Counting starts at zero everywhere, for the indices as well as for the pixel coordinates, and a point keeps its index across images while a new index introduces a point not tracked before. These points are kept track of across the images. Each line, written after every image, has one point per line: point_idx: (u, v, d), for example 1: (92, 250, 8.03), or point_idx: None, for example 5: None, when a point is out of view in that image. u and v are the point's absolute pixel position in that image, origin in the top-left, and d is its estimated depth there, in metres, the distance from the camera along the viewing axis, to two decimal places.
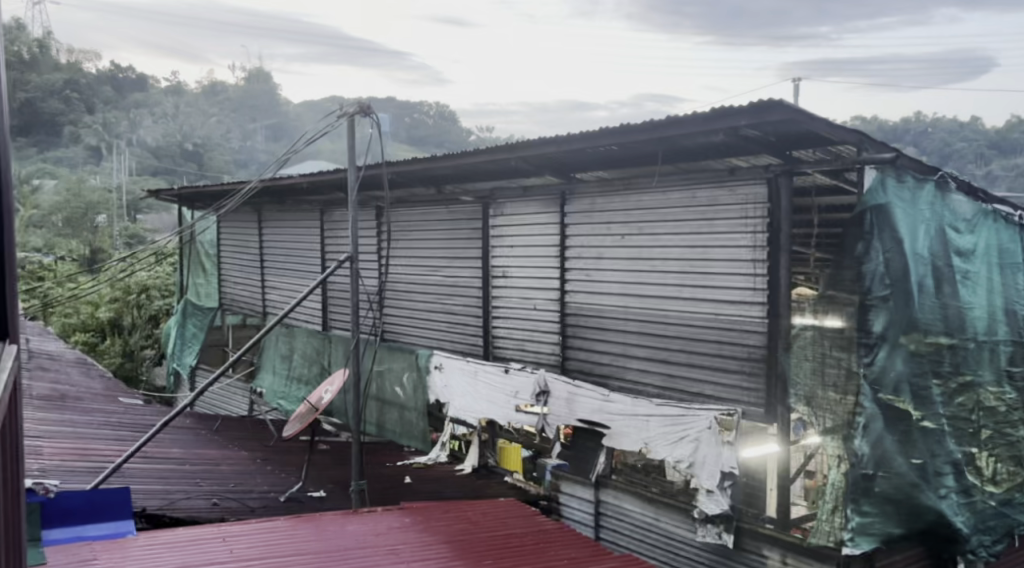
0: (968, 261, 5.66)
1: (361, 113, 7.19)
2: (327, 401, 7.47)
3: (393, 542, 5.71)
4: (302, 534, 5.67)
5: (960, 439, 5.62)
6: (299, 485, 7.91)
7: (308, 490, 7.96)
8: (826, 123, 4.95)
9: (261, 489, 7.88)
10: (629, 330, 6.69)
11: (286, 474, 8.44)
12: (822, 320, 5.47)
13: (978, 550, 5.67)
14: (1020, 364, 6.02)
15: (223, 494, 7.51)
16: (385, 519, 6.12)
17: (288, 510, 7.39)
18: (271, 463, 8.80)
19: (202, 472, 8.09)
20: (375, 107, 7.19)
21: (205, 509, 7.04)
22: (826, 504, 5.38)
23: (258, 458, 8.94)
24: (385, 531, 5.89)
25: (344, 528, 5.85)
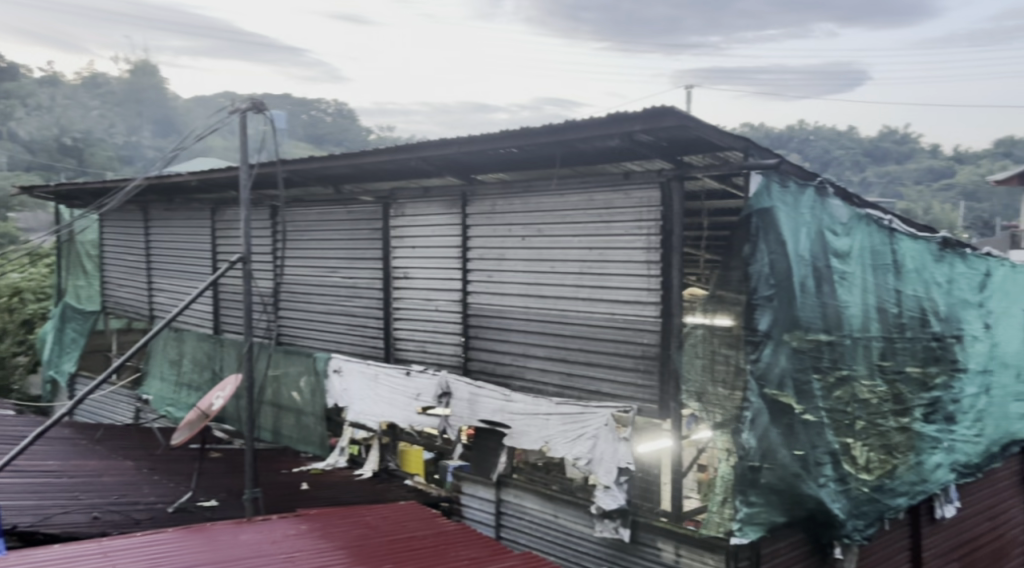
0: (845, 263, 6.10)
1: (254, 109, 7.17)
2: (217, 408, 7.43)
3: (289, 549, 5.77)
4: (192, 546, 5.66)
5: (837, 430, 5.96)
6: (188, 495, 7.82)
7: (198, 499, 7.88)
8: (715, 129, 5.30)
9: (147, 500, 7.77)
10: (530, 330, 6.91)
11: (175, 483, 8.34)
12: (712, 319, 5.92)
13: (853, 534, 5.96)
14: (890, 359, 6.45)
15: (103, 507, 7.39)
16: (280, 527, 6.17)
17: (175, 521, 7.32)
18: (157, 472, 8.67)
19: (80, 485, 7.93)
20: (269, 103, 7.18)
21: (83, 524, 6.92)
22: (717, 496, 5.69)
23: (143, 468, 8.79)
24: (281, 539, 5.94)
25: (237, 537, 5.88)
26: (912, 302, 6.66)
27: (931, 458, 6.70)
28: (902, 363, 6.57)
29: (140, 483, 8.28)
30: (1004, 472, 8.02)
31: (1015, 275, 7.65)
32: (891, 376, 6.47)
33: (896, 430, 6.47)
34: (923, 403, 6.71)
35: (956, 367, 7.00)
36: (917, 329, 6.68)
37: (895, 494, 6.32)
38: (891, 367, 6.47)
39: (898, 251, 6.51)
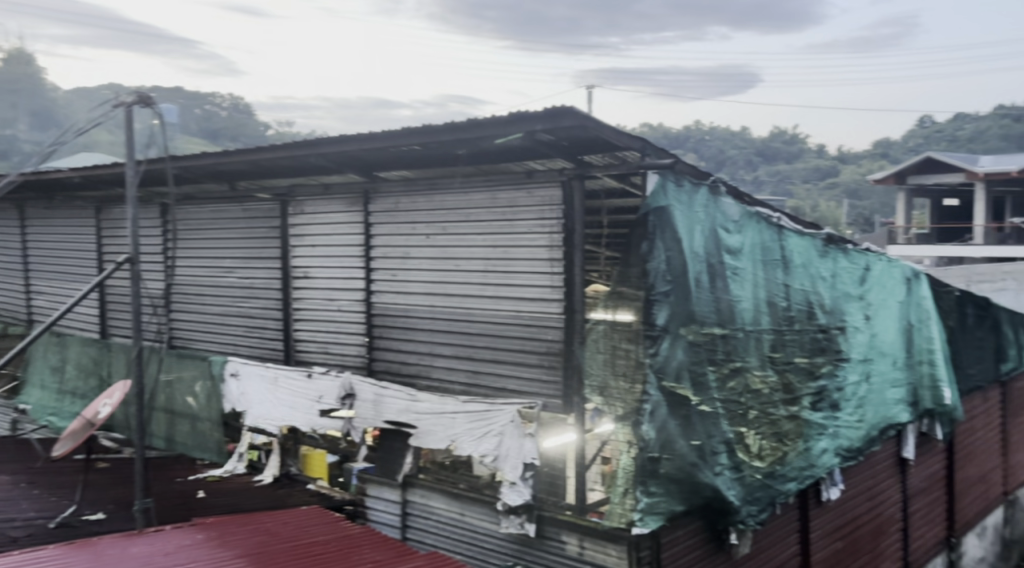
0: (737, 259, 6.40)
1: (140, 103, 7.03)
2: (104, 417, 7.23)
3: (184, 560, 5.70)
4: (79, 562, 5.52)
5: (731, 420, 6.26)
6: (72, 509, 7.58)
7: (83, 513, 7.64)
8: (613, 130, 5.50)
9: (27, 516, 7.49)
10: (436, 329, 7.00)
11: (57, 497, 8.05)
12: (614, 315, 6.06)
13: (747, 520, 6.28)
14: (779, 350, 6.81)
15: None
16: (175, 538, 6.08)
17: (59, 536, 7.09)
18: (38, 486, 8.36)
19: None
20: (155, 96, 7.05)
21: None
22: (619, 487, 5.84)
23: (22, 483, 8.46)
24: (175, 550, 5.86)
25: (128, 551, 5.76)
26: (799, 296, 7.06)
27: (818, 443, 7.13)
28: (791, 354, 6.94)
29: (20, 499, 7.96)
30: (883, 455, 8.56)
31: (891, 269, 8.16)
32: (781, 367, 6.83)
33: (786, 419, 6.84)
34: (810, 392, 7.11)
35: (839, 356, 7.44)
36: (804, 321, 7.08)
37: (785, 480, 6.69)
38: (781, 359, 6.83)
39: (786, 247, 6.87)
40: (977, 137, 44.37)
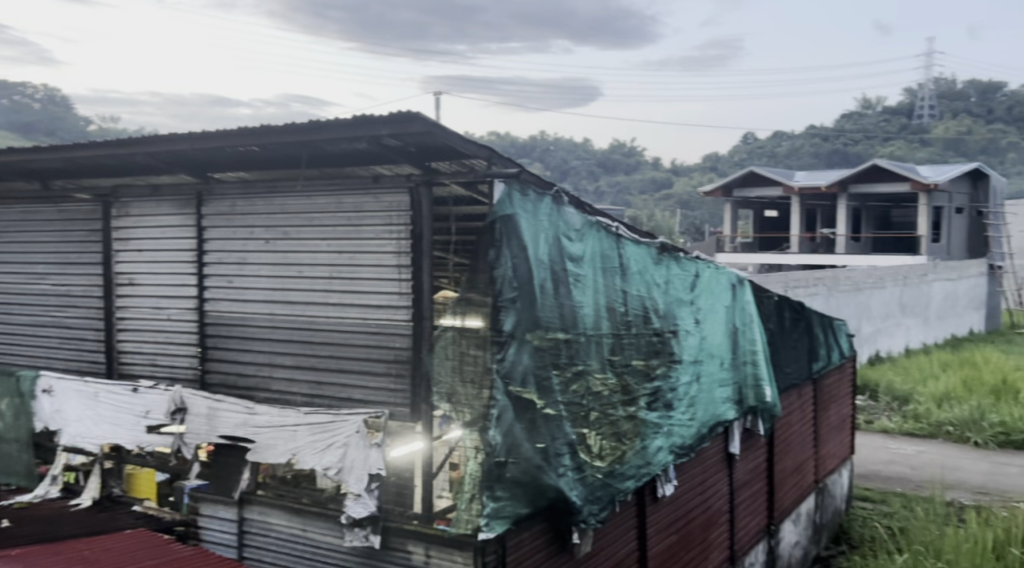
0: (579, 266, 6.52)
1: None
2: None
3: None
4: None
5: (575, 422, 6.36)
6: None
7: None
8: (460, 137, 5.46)
9: None
10: (275, 337, 6.74)
11: None
12: (463, 321, 5.94)
13: (589, 519, 6.36)
14: (618, 353, 6.99)
15: None
16: None
17: None
18: None
19: None
20: None
21: None
22: (465, 493, 5.68)
23: None
24: None
25: None
26: (637, 302, 7.28)
27: (654, 442, 7.36)
28: (629, 356, 7.15)
29: None
30: (713, 450, 8.97)
31: (719, 276, 8.58)
32: (620, 369, 7.01)
33: (625, 418, 7.03)
34: (646, 393, 7.34)
35: (673, 358, 7.74)
36: (641, 326, 7.31)
37: (625, 478, 6.84)
38: (620, 361, 7.02)
39: (624, 255, 7.07)
40: (791, 153, 47.84)
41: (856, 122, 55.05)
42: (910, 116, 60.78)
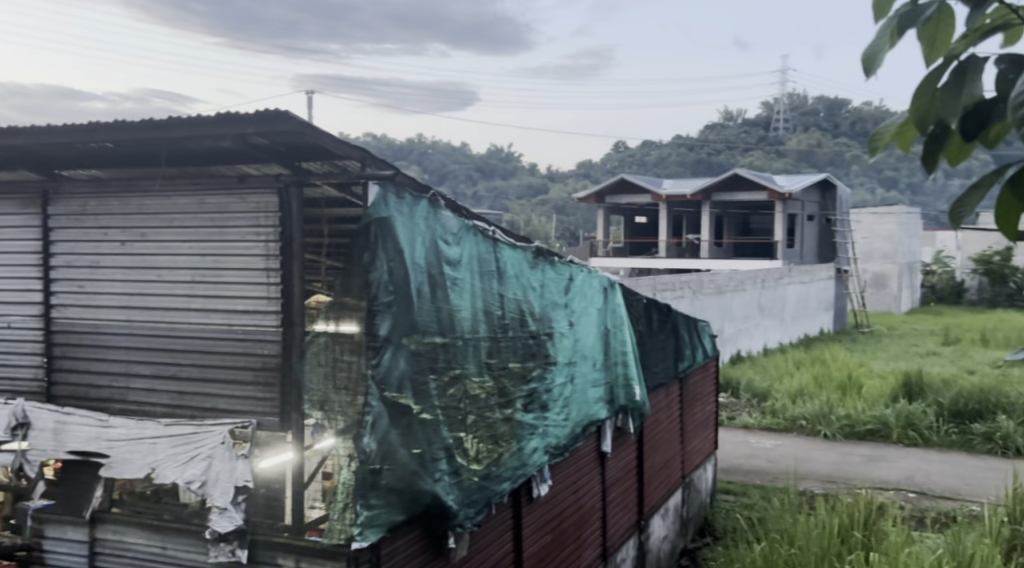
0: (456, 270, 6.46)
1: None
2: None
3: None
4: None
5: (451, 426, 6.24)
6: None
7: None
8: (331, 136, 5.31)
9: None
10: (132, 345, 6.37)
11: None
12: (336, 326, 5.75)
13: (465, 523, 6.19)
14: (495, 356, 6.97)
15: None
16: None
17: None
18: None
19: None
20: None
21: None
22: (337, 502, 5.39)
23: None
24: None
25: None
26: (512, 305, 7.28)
27: (530, 443, 7.33)
28: (505, 359, 7.15)
29: None
30: (586, 448, 9.11)
31: (591, 279, 8.71)
32: (496, 372, 6.99)
33: (501, 421, 6.97)
34: (522, 394, 7.32)
35: (548, 360, 7.79)
36: (517, 328, 7.32)
37: (500, 480, 6.74)
38: (496, 364, 7.00)
39: (500, 258, 7.05)
40: (660, 162, 49.45)
41: (720, 132, 57.44)
42: (768, 128, 63.93)
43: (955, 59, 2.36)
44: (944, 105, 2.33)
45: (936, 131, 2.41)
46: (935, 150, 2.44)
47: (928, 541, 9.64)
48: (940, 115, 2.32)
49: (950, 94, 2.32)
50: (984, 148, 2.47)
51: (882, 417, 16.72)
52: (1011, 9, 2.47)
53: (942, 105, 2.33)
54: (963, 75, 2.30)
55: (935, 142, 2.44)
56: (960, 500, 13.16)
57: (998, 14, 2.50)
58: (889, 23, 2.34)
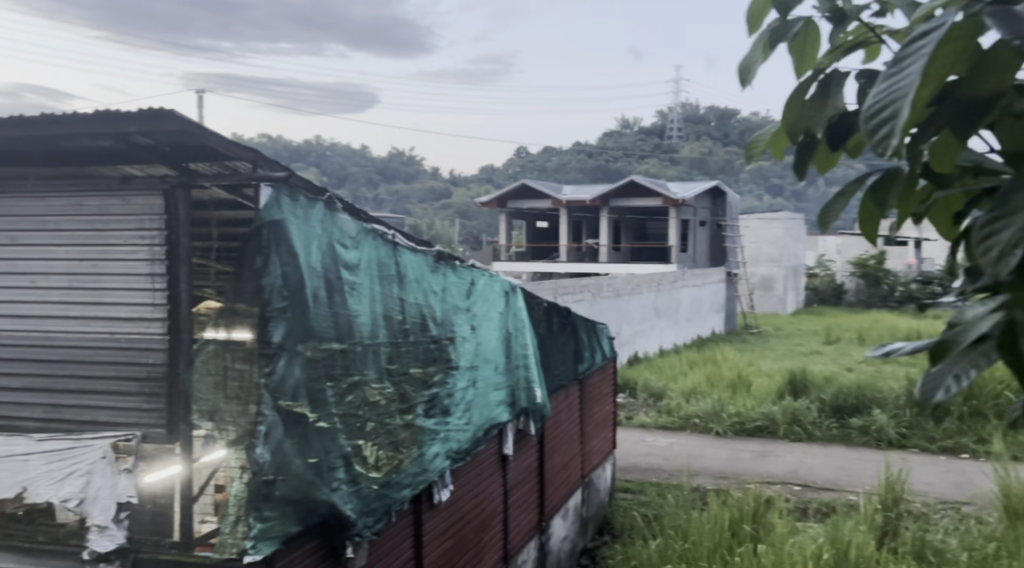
0: (354, 274, 6.20)
1: None
2: None
3: None
4: None
5: (350, 433, 5.92)
6: None
7: None
8: (219, 136, 5.09)
9: None
10: (3, 355, 5.99)
11: None
12: (229, 333, 5.50)
13: (364, 532, 5.85)
14: (395, 361, 6.73)
15: None
16: None
17: None
18: None
19: None
20: None
21: None
22: (229, 515, 5.12)
23: None
24: None
25: None
26: (413, 310, 7.10)
27: (431, 448, 7.12)
28: (407, 364, 6.94)
29: None
30: (487, 452, 9.06)
31: (493, 283, 8.67)
32: (397, 377, 6.75)
33: (401, 427, 6.71)
34: (423, 400, 7.11)
35: (449, 365, 7.66)
36: (418, 333, 7.14)
37: (400, 487, 6.45)
38: (397, 370, 6.77)
39: (399, 262, 6.85)
40: (560, 167, 50.07)
41: (617, 139, 58.60)
42: (662, 135, 65.61)
43: (822, 72, 2.62)
44: (812, 115, 2.60)
45: (806, 141, 2.69)
46: (806, 158, 2.72)
47: (810, 531, 10.02)
48: (808, 123, 2.59)
49: (818, 105, 2.59)
50: (849, 157, 2.74)
51: (770, 414, 17.34)
52: (869, 27, 2.65)
53: (810, 114, 2.59)
54: (828, 87, 2.58)
55: (805, 149, 2.73)
56: (841, 491, 13.75)
57: (858, 32, 2.69)
58: (763, 37, 2.65)
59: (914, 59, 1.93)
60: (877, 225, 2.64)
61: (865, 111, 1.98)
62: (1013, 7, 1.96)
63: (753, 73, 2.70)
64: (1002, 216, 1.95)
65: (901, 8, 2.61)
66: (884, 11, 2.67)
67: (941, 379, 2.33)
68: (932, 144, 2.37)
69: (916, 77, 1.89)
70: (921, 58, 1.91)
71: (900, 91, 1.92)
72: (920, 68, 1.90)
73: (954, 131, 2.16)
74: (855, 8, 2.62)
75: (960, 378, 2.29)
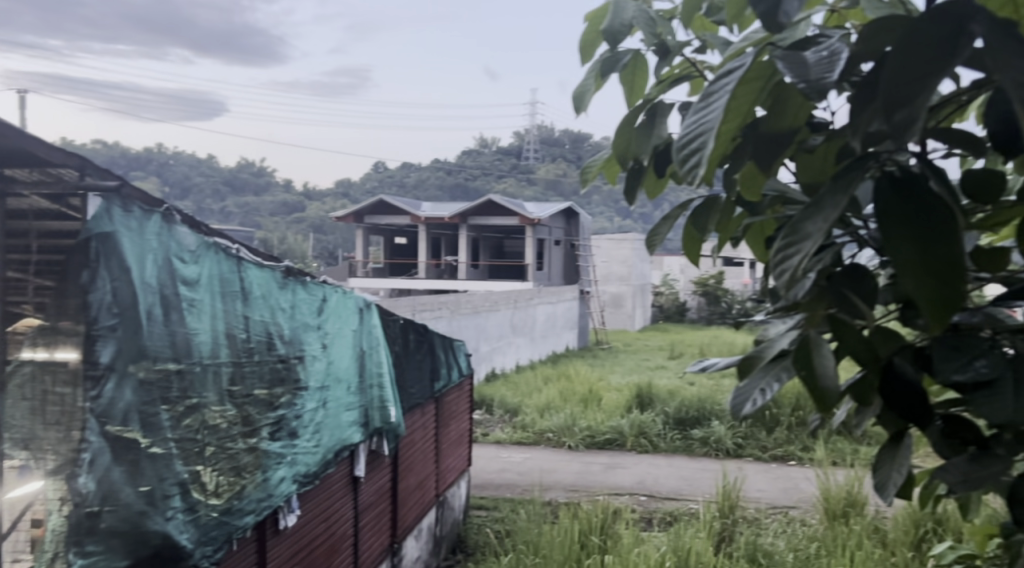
0: (193, 290, 5.76)
1: None
2: None
3: None
4: None
5: (186, 459, 5.41)
6: None
7: None
8: (35, 140, 4.80)
9: None
10: None
11: None
12: (50, 353, 5.07)
13: (202, 563, 5.44)
14: (239, 383, 6.25)
15: None
16: None
17: None
18: None
19: None
20: None
21: None
22: (44, 554, 4.72)
23: None
24: None
25: None
26: (259, 328, 6.69)
27: (276, 473, 6.77)
28: (251, 386, 6.47)
29: None
30: (337, 474, 8.84)
31: (345, 300, 8.48)
32: (240, 400, 6.28)
33: (245, 451, 6.28)
34: (268, 423, 6.71)
35: (297, 385, 7.31)
36: (264, 352, 6.72)
37: (242, 513, 6.07)
38: (240, 392, 6.28)
39: (245, 278, 6.45)
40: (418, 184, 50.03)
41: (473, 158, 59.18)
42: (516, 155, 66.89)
43: (649, 102, 2.74)
44: (639, 144, 2.73)
45: (635, 167, 2.83)
46: (634, 183, 2.86)
47: (654, 539, 10.35)
48: (634, 152, 2.72)
49: (645, 134, 2.72)
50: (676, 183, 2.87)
51: (618, 427, 17.87)
52: (692, 62, 2.79)
53: (637, 143, 2.72)
54: (654, 118, 2.70)
55: (634, 175, 2.84)
56: (682, 500, 14.32)
57: (683, 66, 2.83)
58: (594, 67, 2.75)
59: (719, 96, 2.08)
60: (699, 248, 2.78)
61: (676, 143, 2.12)
62: (803, 53, 2.06)
63: (587, 100, 2.80)
64: (794, 243, 2.06)
65: (719, 47, 2.76)
66: (705, 48, 2.82)
67: (749, 393, 2.49)
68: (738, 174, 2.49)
69: (719, 112, 2.04)
70: (725, 96, 2.06)
71: (707, 124, 2.07)
72: (723, 105, 2.05)
73: (758, 162, 2.29)
74: (678, 45, 2.78)
75: (765, 392, 2.45)
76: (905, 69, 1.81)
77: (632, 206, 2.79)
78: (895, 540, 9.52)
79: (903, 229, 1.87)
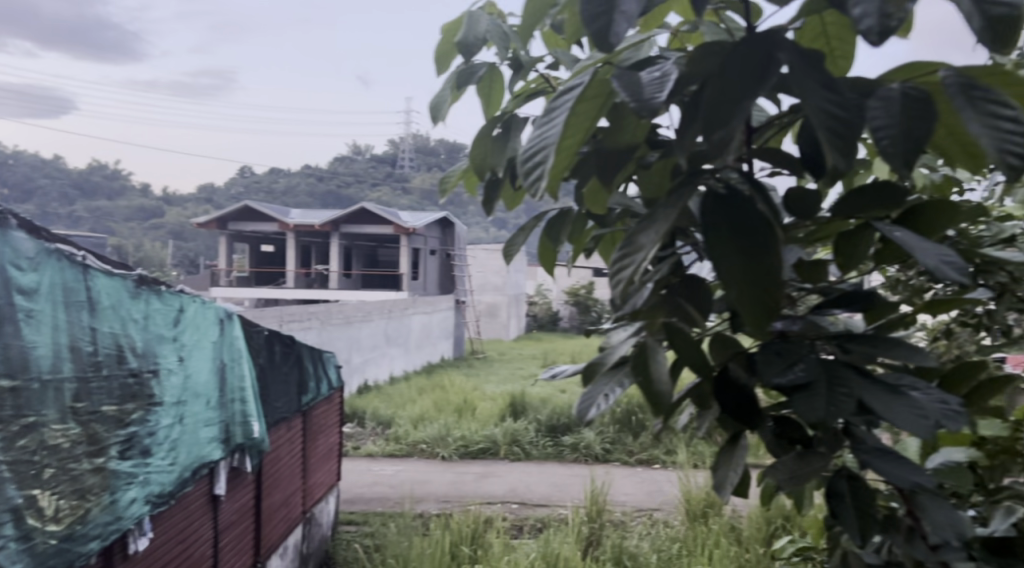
0: (31, 300, 5.39)
1: None
2: None
3: None
4: None
5: (20, 483, 5.08)
6: None
7: None
8: None
9: None
10: None
11: None
12: None
13: None
14: (84, 399, 5.85)
15: None
16: None
17: None
18: None
19: None
20: None
21: None
22: None
23: None
24: None
25: None
26: (107, 340, 6.31)
27: (126, 494, 6.41)
28: (98, 402, 6.06)
29: None
30: (195, 494, 8.47)
31: (204, 311, 8.16)
32: (85, 417, 5.86)
33: (91, 472, 5.90)
34: (118, 441, 6.33)
35: (150, 401, 6.94)
36: (113, 366, 6.34)
37: (86, 539, 5.74)
38: (85, 409, 5.87)
39: (91, 287, 6.08)
40: None
41: None
42: None
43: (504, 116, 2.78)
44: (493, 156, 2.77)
45: (491, 178, 2.87)
46: (491, 194, 2.90)
47: (525, 546, 10.44)
48: (488, 164, 2.76)
49: (498, 147, 2.76)
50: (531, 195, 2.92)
51: (491, 436, 17.97)
52: (547, 78, 2.86)
53: (492, 155, 2.76)
54: (509, 131, 2.75)
55: (491, 186, 2.89)
56: (552, 506, 14.53)
57: (538, 81, 2.90)
58: (451, 77, 2.77)
59: (561, 111, 2.14)
60: (552, 259, 2.84)
61: (520, 156, 2.18)
62: (639, 74, 2.15)
63: (443, 111, 2.82)
64: (628, 254, 2.15)
65: (570, 64, 2.84)
66: (557, 65, 2.90)
67: (593, 398, 2.56)
68: (585, 187, 2.56)
69: (559, 127, 2.11)
70: (566, 112, 2.13)
71: (548, 139, 2.13)
72: (563, 120, 2.11)
73: (600, 177, 2.37)
74: (531, 60, 2.83)
75: (608, 396, 2.53)
76: (723, 93, 1.92)
77: (490, 215, 2.83)
78: (751, 537, 9.97)
79: (723, 241, 1.98)
